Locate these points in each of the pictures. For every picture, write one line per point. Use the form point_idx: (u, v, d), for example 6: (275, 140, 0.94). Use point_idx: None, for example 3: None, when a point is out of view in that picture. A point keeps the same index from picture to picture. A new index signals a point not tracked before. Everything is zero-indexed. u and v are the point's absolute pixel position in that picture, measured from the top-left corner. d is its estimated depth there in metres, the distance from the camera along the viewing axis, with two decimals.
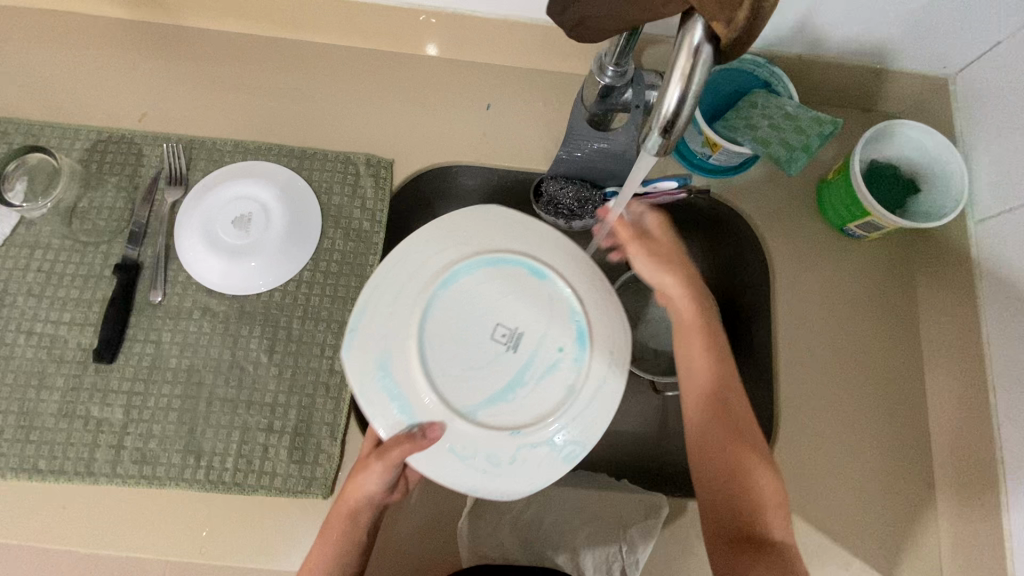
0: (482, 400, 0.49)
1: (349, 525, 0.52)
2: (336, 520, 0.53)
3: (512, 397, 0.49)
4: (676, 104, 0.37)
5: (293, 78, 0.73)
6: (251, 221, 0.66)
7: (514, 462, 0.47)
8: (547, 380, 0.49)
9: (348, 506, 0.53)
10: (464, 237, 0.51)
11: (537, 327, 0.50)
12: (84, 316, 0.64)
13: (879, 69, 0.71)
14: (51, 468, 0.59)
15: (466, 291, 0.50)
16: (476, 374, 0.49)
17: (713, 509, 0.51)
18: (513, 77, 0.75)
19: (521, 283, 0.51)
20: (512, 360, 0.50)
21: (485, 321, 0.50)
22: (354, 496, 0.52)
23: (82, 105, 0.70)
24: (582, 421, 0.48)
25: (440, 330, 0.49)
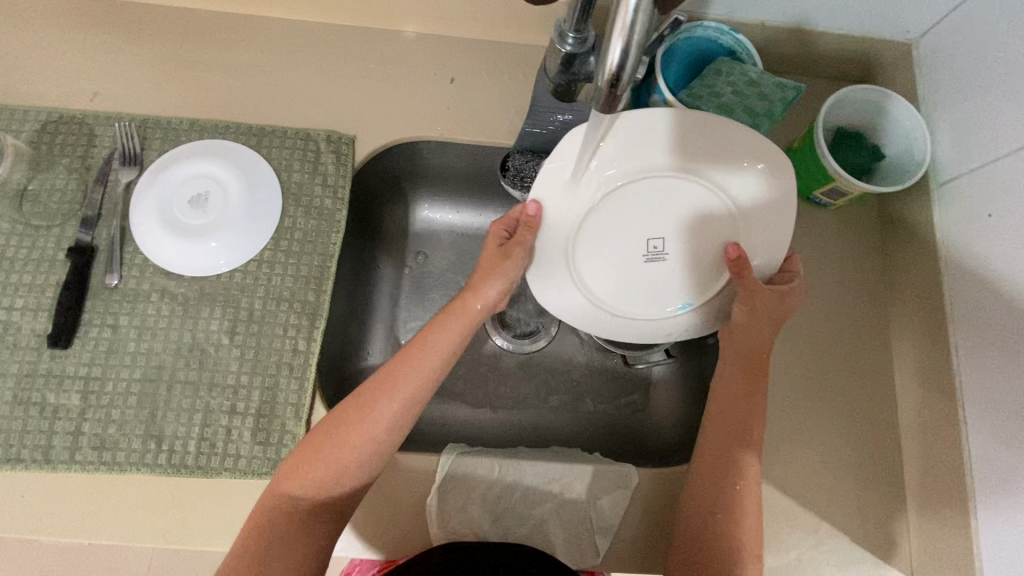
0: (599, 262, 0.61)
1: (405, 397, 0.54)
2: (399, 386, 0.55)
3: (616, 278, 0.62)
4: (620, 58, 0.36)
5: (251, 54, 0.71)
6: (209, 200, 0.65)
7: (581, 314, 0.64)
8: (655, 297, 0.62)
9: (416, 377, 0.55)
10: (722, 146, 0.56)
11: (678, 257, 0.61)
12: (37, 301, 0.62)
13: (843, 34, 0.71)
14: (7, 456, 0.58)
15: (666, 193, 0.59)
16: (611, 242, 0.61)
17: (705, 530, 0.55)
18: (477, 50, 0.74)
19: (710, 224, 0.60)
20: (639, 263, 0.61)
21: (649, 224, 0.60)
22: (373, 431, 0.53)
23: (29, 84, 0.68)
24: (638, 331, 0.65)
25: (617, 204, 0.59)
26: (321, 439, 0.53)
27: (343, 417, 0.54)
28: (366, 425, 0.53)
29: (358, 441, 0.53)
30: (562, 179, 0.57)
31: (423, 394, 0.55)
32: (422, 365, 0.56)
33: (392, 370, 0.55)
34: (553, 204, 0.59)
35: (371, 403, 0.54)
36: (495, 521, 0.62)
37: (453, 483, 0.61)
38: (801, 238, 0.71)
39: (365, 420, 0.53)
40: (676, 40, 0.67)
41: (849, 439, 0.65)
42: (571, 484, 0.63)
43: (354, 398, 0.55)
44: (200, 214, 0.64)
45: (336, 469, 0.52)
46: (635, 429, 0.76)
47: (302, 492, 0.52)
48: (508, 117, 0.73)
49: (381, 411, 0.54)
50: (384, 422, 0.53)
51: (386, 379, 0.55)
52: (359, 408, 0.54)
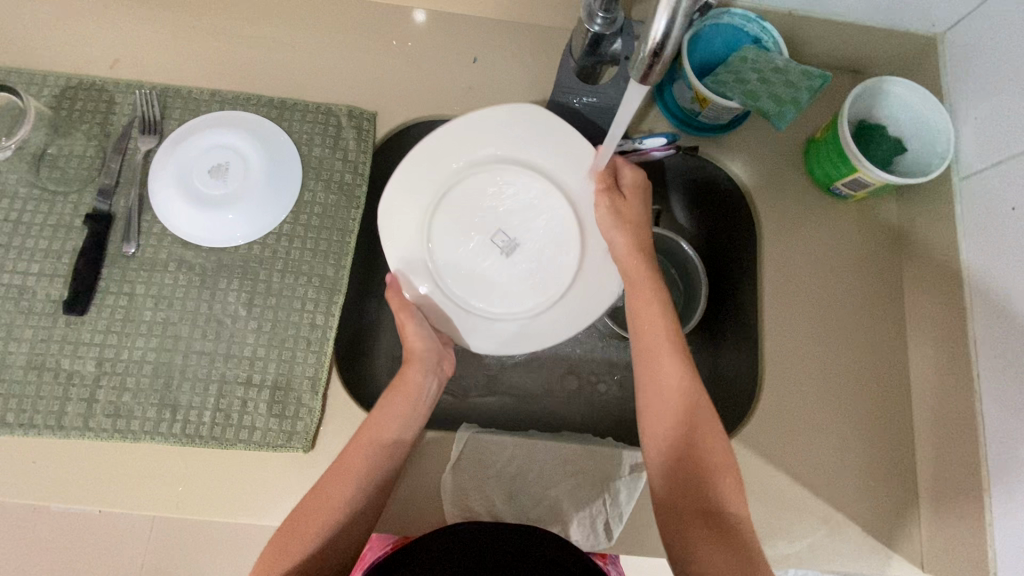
0: (457, 257, 0.65)
1: (386, 447, 0.56)
2: (377, 434, 0.56)
3: (473, 276, 0.65)
4: (666, 27, 0.36)
5: (272, 27, 0.70)
6: (228, 170, 0.64)
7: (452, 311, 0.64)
8: (511, 297, 0.66)
9: (383, 433, 0.56)
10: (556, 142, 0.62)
11: (530, 249, 0.66)
12: (53, 267, 0.61)
13: (868, 26, 0.70)
14: (20, 421, 0.57)
15: (509, 179, 0.64)
16: (465, 239, 0.65)
17: (678, 492, 0.52)
18: (500, 29, 0.73)
19: (557, 221, 0.65)
20: (494, 259, 0.66)
21: (495, 220, 0.65)
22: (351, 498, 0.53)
23: (49, 50, 0.67)
24: (499, 334, 0.65)
25: (466, 192, 0.64)
26: (302, 517, 0.52)
27: (325, 482, 0.54)
28: (341, 494, 0.53)
29: (339, 502, 0.53)
30: (409, 175, 0.63)
31: (395, 447, 0.57)
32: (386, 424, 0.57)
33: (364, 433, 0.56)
34: (401, 216, 0.63)
35: (348, 476, 0.54)
36: (510, 501, 0.62)
37: (468, 462, 0.62)
38: (820, 231, 0.71)
39: (340, 485, 0.54)
40: (703, 26, 0.67)
41: (862, 431, 0.65)
42: (585, 467, 0.63)
43: (330, 472, 0.55)
44: (220, 185, 0.64)
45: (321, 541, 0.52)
46: None
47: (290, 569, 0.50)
48: (530, 100, 0.72)
49: (355, 473, 0.54)
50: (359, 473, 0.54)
51: (355, 449, 0.55)
52: (334, 478, 0.54)
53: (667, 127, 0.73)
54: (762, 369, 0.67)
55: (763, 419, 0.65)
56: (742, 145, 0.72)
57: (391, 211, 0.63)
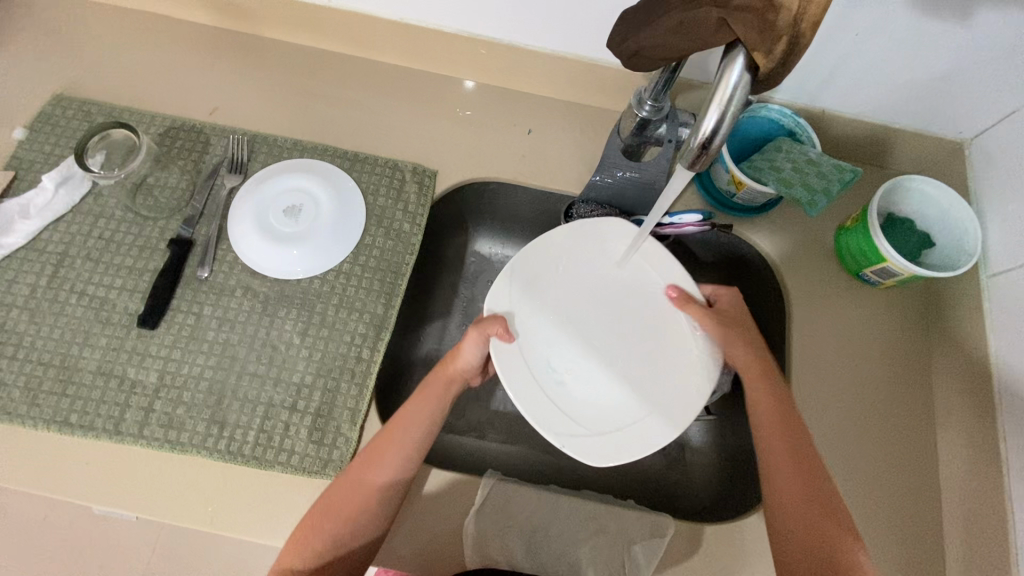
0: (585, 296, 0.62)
1: (389, 466, 0.57)
2: (380, 457, 0.57)
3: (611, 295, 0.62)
4: (714, 126, 0.40)
5: (354, 91, 0.79)
6: (301, 211, 0.71)
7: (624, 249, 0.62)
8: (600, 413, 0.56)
9: (385, 453, 0.57)
10: None
11: None
12: (134, 283, 0.67)
13: (898, 129, 0.75)
14: (81, 423, 0.61)
15: None
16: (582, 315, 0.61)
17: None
18: (556, 107, 0.81)
19: None
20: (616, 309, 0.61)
21: None
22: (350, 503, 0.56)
23: (161, 95, 0.77)
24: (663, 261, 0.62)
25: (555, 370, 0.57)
26: (310, 520, 0.56)
27: (336, 490, 0.57)
28: (356, 498, 0.56)
29: (349, 508, 0.56)
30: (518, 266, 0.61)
31: (403, 464, 0.57)
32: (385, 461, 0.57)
33: (377, 448, 0.58)
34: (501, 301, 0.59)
35: (357, 475, 0.57)
36: (529, 553, 0.63)
37: (491, 509, 0.63)
38: (849, 316, 0.73)
39: (353, 490, 0.56)
40: (740, 118, 0.73)
41: (889, 522, 0.65)
42: (608, 527, 0.64)
43: (339, 478, 0.58)
44: (292, 223, 0.70)
45: (333, 541, 0.55)
46: (668, 485, 0.75)
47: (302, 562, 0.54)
48: (578, 170, 0.79)
49: (363, 484, 0.56)
50: (371, 486, 0.56)
51: (359, 466, 0.57)
52: (342, 484, 0.57)
53: (704, 206, 0.78)
54: None
55: None
56: (774, 227, 0.76)
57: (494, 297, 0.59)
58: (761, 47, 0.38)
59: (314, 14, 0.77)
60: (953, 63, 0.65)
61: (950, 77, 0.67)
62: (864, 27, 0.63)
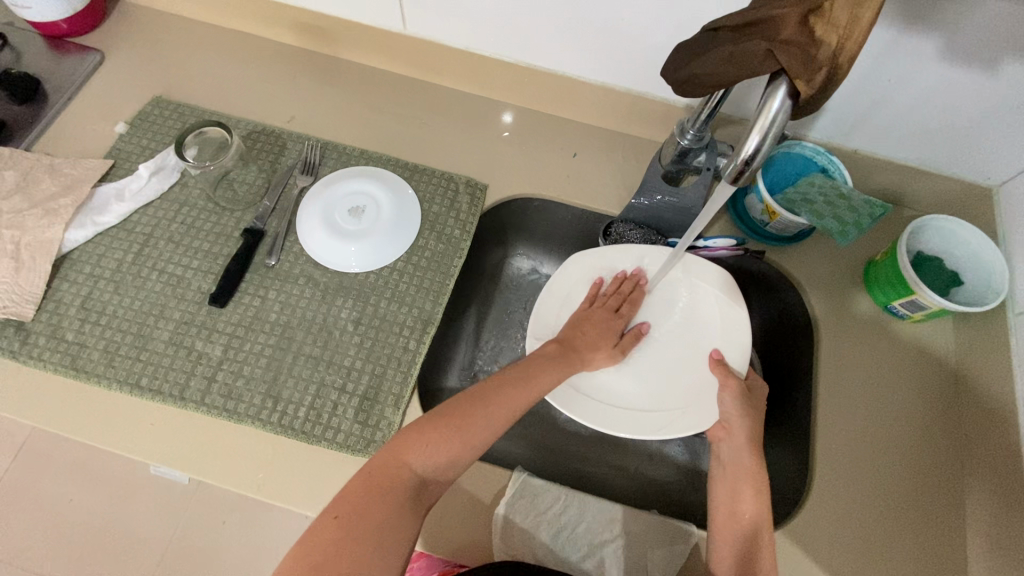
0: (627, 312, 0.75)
1: (512, 409, 0.59)
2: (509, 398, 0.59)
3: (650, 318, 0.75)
4: (756, 147, 0.45)
5: (416, 109, 0.87)
6: (363, 211, 0.77)
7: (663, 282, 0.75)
8: (623, 399, 0.70)
9: (503, 396, 0.59)
10: None
11: None
12: (208, 265, 0.74)
13: (927, 173, 0.79)
14: (150, 387, 0.67)
15: None
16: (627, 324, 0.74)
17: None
18: (601, 134, 0.87)
19: None
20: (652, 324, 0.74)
21: None
22: (464, 432, 0.56)
23: (246, 104, 0.86)
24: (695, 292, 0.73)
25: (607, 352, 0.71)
26: (416, 437, 0.55)
27: (461, 410, 0.57)
28: (485, 421, 0.57)
29: (470, 434, 0.56)
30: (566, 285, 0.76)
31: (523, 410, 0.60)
32: (500, 400, 0.59)
33: (510, 388, 0.60)
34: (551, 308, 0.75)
35: (473, 407, 0.57)
36: (554, 549, 0.64)
37: (519, 502, 0.65)
38: (875, 347, 0.76)
39: (484, 415, 0.57)
40: (776, 153, 0.78)
41: (911, 550, 0.65)
42: (633, 528, 0.65)
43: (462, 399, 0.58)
44: (354, 221, 0.77)
45: (448, 461, 0.55)
46: (690, 500, 0.76)
47: (407, 476, 0.53)
48: (618, 193, 0.84)
49: (491, 414, 0.57)
50: (499, 418, 0.58)
51: (474, 400, 0.58)
52: (471, 407, 0.57)
53: (737, 233, 0.82)
54: (812, 466, 0.69)
55: (809, 516, 0.67)
56: (804, 258, 0.80)
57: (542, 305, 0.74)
58: (802, 76, 0.43)
59: (389, 39, 0.85)
60: (982, 112, 0.69)
61: (980, 123, 0.71)
62: (893, 70, 0.68)
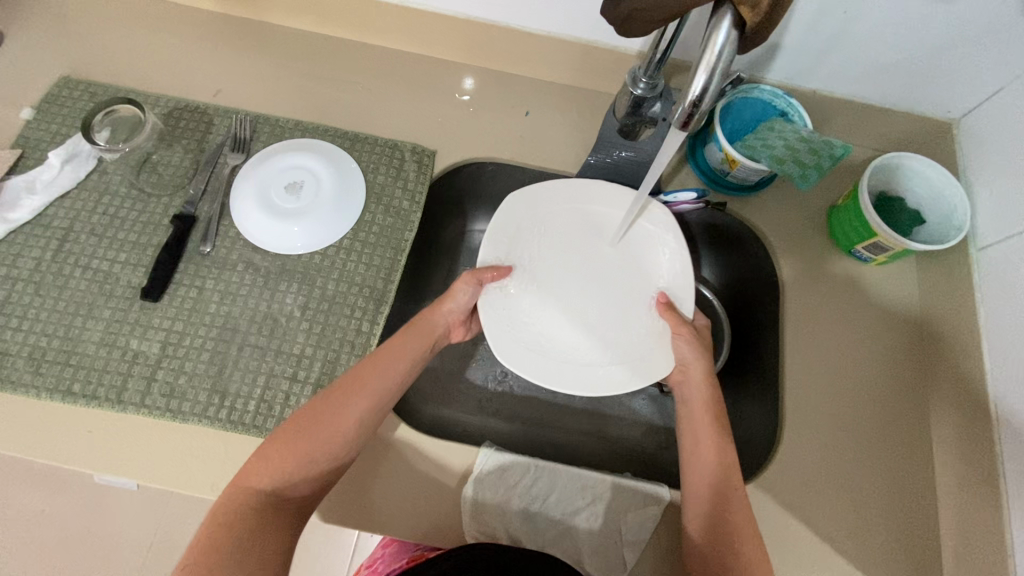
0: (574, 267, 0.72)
1: (369, 401, 0.58)
2: (363, 389, 0.58)
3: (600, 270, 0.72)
4: (703, 87, 0.42)
5: (353, 73, 0.81)
6: (302, 188, 0.72)
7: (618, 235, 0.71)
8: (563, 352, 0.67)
9: (362, 382, 0.59)
10: None
11: None
12: (137, 257, 0.69)
13: (888, 109, 0.77)
14: (84, 392, 0.62)
15: None
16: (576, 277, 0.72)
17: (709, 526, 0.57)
18: (552, 90, 0.83)
19: None
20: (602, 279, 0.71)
21: None
22: (325, 430, 0.56)
23: (164, 78, 0.79)
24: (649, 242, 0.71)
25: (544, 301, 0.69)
26: (279, 443, 0.55)
27: (317, 409, 0.57)
28: (338, 419, 0.56)
29: (329, 430, 0.56)
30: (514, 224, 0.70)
31: (384, 398, 0.59)
32: (362, 389, 0.58)
33: (366, 373, 0.59)
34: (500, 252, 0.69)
35: (334, 401, 0.57)
36: (527, 521, 0.63)
37: (488, 479, 0.64)
38: (840, 292, 0.75)
39: (341, 411, 0.57)
40: (734, 98, 0.74)
41: (882, 490, 0.66)
42: (605, 495, 0.64)
43: (314, 403, 0.57)
44: (293, 199, 0.72)
45: (303, 464, 0.55)
46: (664, 460, 0.75)
47: (268, 483, 0.54)
48: (574, 151, 0.80)
49: (344, 414, 0.57)
50: (363, 407, 0.58)
51: (336, 392, 0.58)
52: (322, 409, 0.57)
53: (698, 185, 0.79)
54: (783, 417, 0.69)
55: (782, 467, 0.66)
56: (767, 206, 0.78)
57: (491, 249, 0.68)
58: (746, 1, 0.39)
59: None
60: (940, 41, 0.67)
61: (939, 54, 0.68)
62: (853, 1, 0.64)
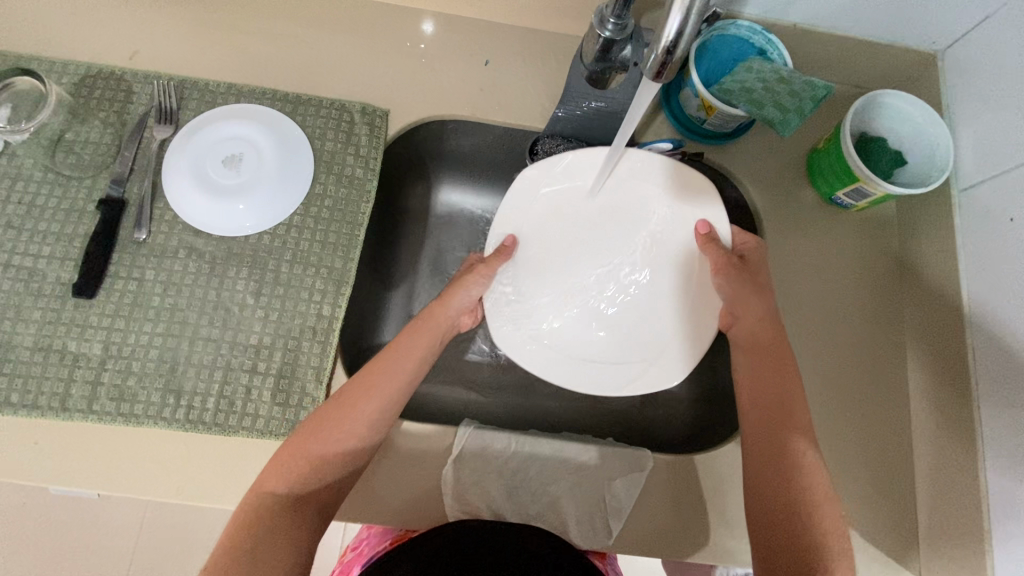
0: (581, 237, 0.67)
1: (384, 398, 0.55)
2: (378, 383, 0.55)
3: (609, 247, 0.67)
4: (678, 30, 0.38)
5: (287, 24, 0.72)
6: (242, 161, 0.65)
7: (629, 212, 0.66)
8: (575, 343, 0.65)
9: (385, 373, 0.56)
10: None
11: None
12: (64, 250, 0.62)
13: (870, 42, 0.72)
14: (23, 402, 0.57)
15: None
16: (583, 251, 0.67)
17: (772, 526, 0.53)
18: (512, 35, 0.75)
19: None
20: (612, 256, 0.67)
21: None
22: (348, 426, 0.54)
23: (70, 40, 0.69)
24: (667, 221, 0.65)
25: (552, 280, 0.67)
26: (300, 441, 0.52)
27: (338, 405, 0.54)
28: (355, 417, 0.54)
29: (350, 427, 0.54)
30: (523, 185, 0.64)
31: (401, 392, 0.56)
32: (384, 380, 0.56)
33: (386, 364, 0.57)
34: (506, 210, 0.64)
35: (358, 395, 0.55)
36: (510, 496, 0.63)
37: (469, 458, 0.62)
38: (821, 241, 0.72)
39: (358, 406, 0.54)
40: (709, 37, 0.68)
41: (860, 438, 0.66)
42: (586, 464, 0.64)
43: (329, 406, 0.54)
44: (233, 174, 0.65)
45: (322, 465, 0.52)
46: (646, 420, 0.75)
47: (290, 486, 0.51)
48: (540, 104, 0.74)
49: (359, 409, 0.54)
50: (386, 400, 0.55)
51: (360, 382, 0.55)
52: (340, 406, 0.54)
53: (673, 135, 0.74)
54: None
55: None
56: (745, 154, 0.74)
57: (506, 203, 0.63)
58: None
59: None
60: None
61: None
62: None
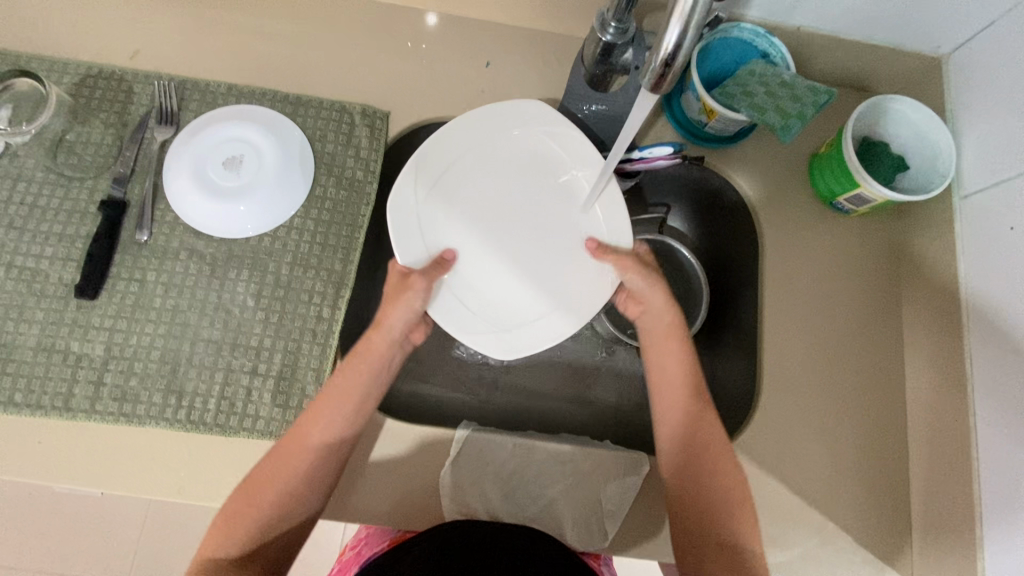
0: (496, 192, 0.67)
1: (308, 452, 0.55)
2: (305, 439, 0.55)
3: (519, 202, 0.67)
4: (676, 41, 0.38)
5: (288, 24, 0.72)
6: (242, 163, 0.66)
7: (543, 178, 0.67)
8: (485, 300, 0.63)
9: (314, 427, 0.55)
10: None
11: None
12: (66, 251, 0.62)
13: (875, 46, 0.72)
14: (28, 402, 0.58)
15: None
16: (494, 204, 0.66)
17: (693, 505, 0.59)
18: (514, 35, 0.75)
19: None
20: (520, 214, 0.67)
21: None
22: (285, 483, 0.54)
23: (70, 39, 0.69)
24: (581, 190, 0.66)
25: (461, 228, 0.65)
26: (240, 505, 0.54)
27: (273, 462, 0.54)
28: (288, 478, 0.54)
29: (286, 487, 0.54)
30: (432, 171, 0.64)
31: (330, 448, 0.55)
32: (312, 438, 0.55)
33: (314, 417, 0.56)
34: (409, 197, 0.62)
35: (290, 452, 0.55)
36: (507, 497, 0.64)
37: (467, 460, 0.63)
38: (820, 246, 0.72)
39: (291, 463, 0.54)
40: (712, 39, 0.68)
41: (856, 443, 0.67)
42: (582, 467, 0.65)
43: (277, 445, 0.55)
44: (233, 176, 0.65)
45: (263, 526, 0.54)
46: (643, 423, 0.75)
47: (230, 552, 0.53)
48: None
49: (287, 468, 0.54)
50: (317, 457, 0.55)
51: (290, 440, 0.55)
52: (271, 465, 0.54)
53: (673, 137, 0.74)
54: (761, 377, 0.68)
55: (759, 428, 0.66)
56: (746, 158, 0.73)
57: (401, 190, 0.62)
58: None
59: None
60: None
61: None
62: None
